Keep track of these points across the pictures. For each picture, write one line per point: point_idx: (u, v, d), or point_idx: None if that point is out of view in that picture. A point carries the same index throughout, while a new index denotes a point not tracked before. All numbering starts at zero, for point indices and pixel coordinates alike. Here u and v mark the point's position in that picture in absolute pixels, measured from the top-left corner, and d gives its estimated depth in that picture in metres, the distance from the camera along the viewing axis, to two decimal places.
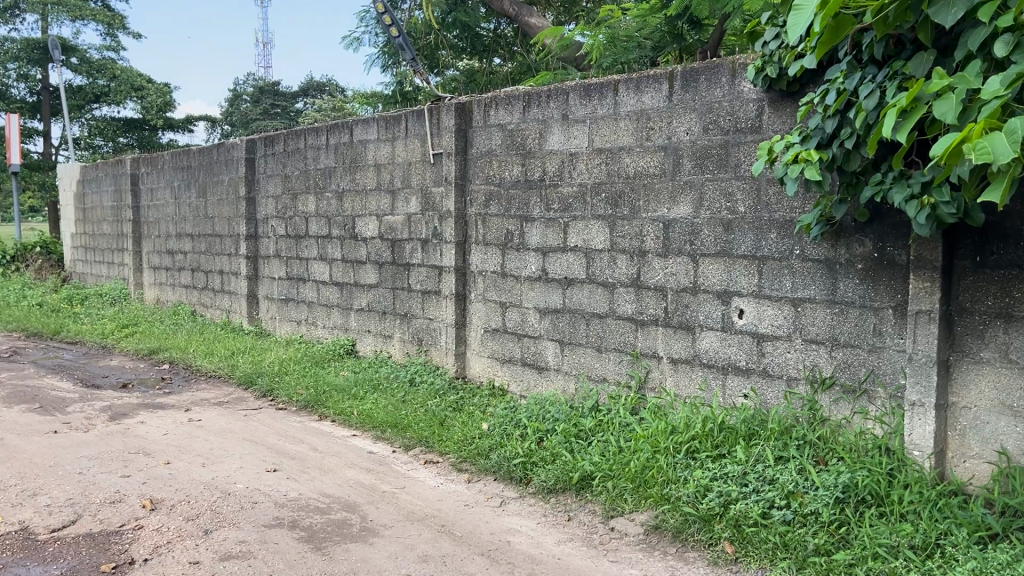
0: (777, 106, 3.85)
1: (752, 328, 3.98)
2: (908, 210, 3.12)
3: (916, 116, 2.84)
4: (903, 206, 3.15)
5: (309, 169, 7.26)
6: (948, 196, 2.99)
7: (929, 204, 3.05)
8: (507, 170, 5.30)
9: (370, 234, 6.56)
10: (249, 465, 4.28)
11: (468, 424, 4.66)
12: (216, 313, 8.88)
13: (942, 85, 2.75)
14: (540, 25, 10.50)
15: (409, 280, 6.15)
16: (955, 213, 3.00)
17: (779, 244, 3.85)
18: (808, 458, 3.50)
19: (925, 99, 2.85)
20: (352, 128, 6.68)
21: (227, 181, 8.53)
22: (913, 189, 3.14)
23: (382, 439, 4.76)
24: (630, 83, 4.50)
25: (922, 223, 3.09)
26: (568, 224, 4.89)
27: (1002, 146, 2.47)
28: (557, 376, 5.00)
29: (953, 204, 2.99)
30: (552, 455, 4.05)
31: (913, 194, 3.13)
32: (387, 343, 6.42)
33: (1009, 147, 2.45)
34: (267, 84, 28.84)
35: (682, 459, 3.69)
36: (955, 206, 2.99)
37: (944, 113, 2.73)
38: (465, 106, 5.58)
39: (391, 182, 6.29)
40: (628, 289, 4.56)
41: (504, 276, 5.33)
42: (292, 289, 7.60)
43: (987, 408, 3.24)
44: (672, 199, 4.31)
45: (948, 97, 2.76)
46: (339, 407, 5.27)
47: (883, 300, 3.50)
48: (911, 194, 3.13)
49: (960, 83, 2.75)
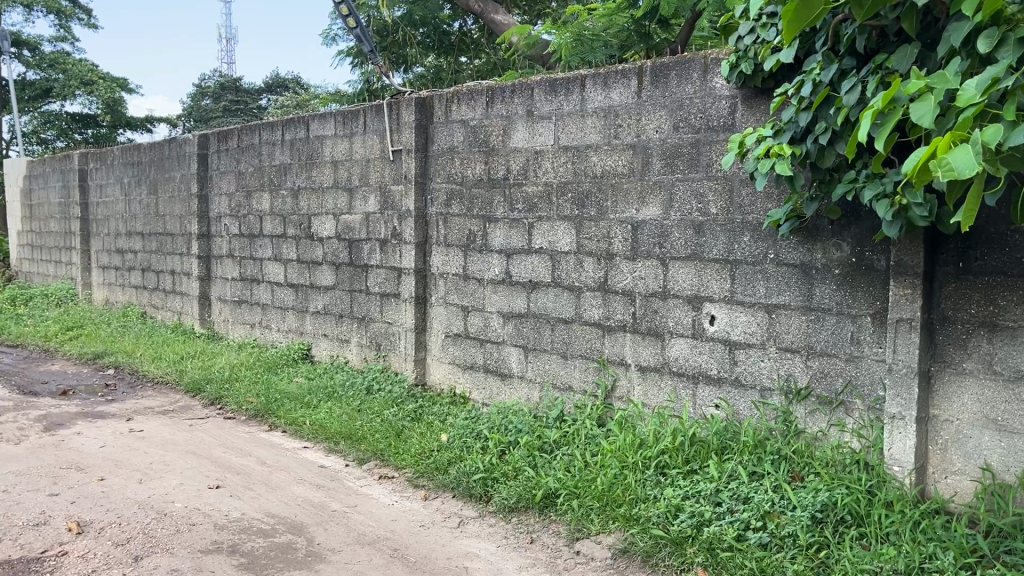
0: (751, 103, 3.67)
1: (723, 335, 3.80)
2: (879, 209, 2.97)
3: (894, 120, 2.55)
4: (874, 205, 2.99)
5: (264, 166, 6.95)
6: (920, 198, 2.80)
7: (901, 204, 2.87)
8: (469, 168, 5.06)
9: (326, 234, 6.28)
10: (191, 481, 3.99)
11: (427, 435, 4.41)
12: (167, 315, 8.51)
13: (920, 86, 2.44)
14: (506, 22, 10.28)
15: (367, 282, 5.88)
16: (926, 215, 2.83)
17: (753, 248, 3.68)
18: (784, 474, 3.32)
19: (903, 100, 2.59)
20: (308, 124, 6.40)
21: (178, 177, 8.18)
22: (885, 186, 2.97)
23: (335, 451, 4.50)
24: (597, 78, 4.30)
25: (892, 223, 2.95)
26: (532, 225, 4.67)
27: (965, 160, 2.16)
28: (521, 383, 4.78)
29: (925, 206, 2.82)
30: (514, 470, 3.83)
31: (884, 192, 2.96)
32: (344, 348, 6.15)
33: (973, 161, 2.14)
34: (228, 79, 28.23)
35: (652, 475, 3.49)
36: (928, 208, 2.82)
37: (922, 117, 2.42)
38: (426, 101, 5.35)
39: (349, 180, 6.02)
40: (594, 294, 4.35)
41: (466, 279, 5.10)
42: (245, 290, 7.28)
43: (969, 421, 3.09)
44: (641, 199, 4.12)
45: (927, 99, 2.45)
46: (291, 416, 5.00)
47: (861, 307, 3.34)
48: (883, 193, 2.97)
49: (939, 83, 2.45)
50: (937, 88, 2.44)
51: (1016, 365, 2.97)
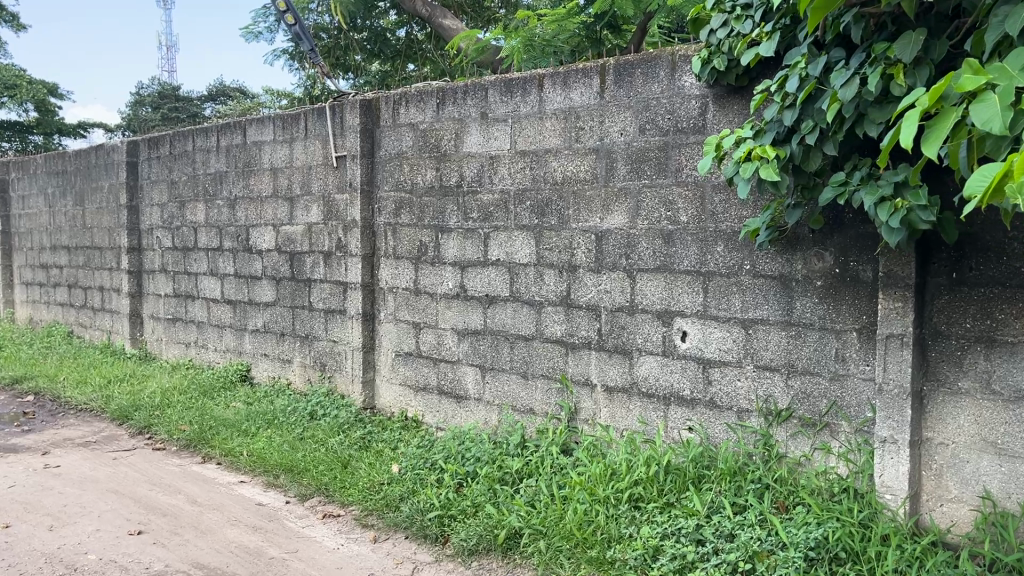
0: (723, 102, 3.42)
1: (696, 353, 3.52)
2: (880, 215, 2.69)
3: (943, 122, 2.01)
4: (872, 210, 2.72)
5: (198, 175, 6.51)
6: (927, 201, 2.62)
7: (903, 206, 2.65)
8: (419, 175, 4.72)
9: (265, 246, 5.87)
10: (108, 527, 3.55)
11: (376, 466, 4.04)
12: (95, 334, 7.95)
13: (978, 82, 1.92)
14: (454, 26, 9.92)
15: (311, 298, 5.48)
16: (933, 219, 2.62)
17: (727, 259, 3.41)
18: (768, 504, 3.06)
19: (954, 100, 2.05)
20: (245, 129, 5.98)
21: (106, 187, 7.65)
22: (883, 191, 2.72)
23: (274, 486, 4.11)
24: (556, 78, 4.01)
25: (895, 228, 2.66)
26: (488, 236, 4.35)
27: None
28: (478, 406, 4.44)
29: (931, 210, 2.63)
30: (473, 507, 3.49)
31: (882, 196, 2.71)
32: (286, 369, 5.73)
33: None
34: (167, 86, 27.32)
35: (626, 510, 3.19)
36: (932, 212, 2.63)
37: (988, 121, 1.92)
38: (372, 103, 5.00)
39: (289, 189, 5.63)
40: (556, 308, 4.05)
41: (418, 294, 4.75)
42: (179, 308, 6.80)
43: (966, 444, 2.85)
44: (605, 207, 3.83)
45: (989, 99, 1.95)
46: (226, 446, 4.58)
47: (846, 321, 3.09)
48: (881, 197, 2.71)
49: (1002, 81, 1.96)
50: (1001, 86, 1.95)
51: (1016, 383, 2.74)
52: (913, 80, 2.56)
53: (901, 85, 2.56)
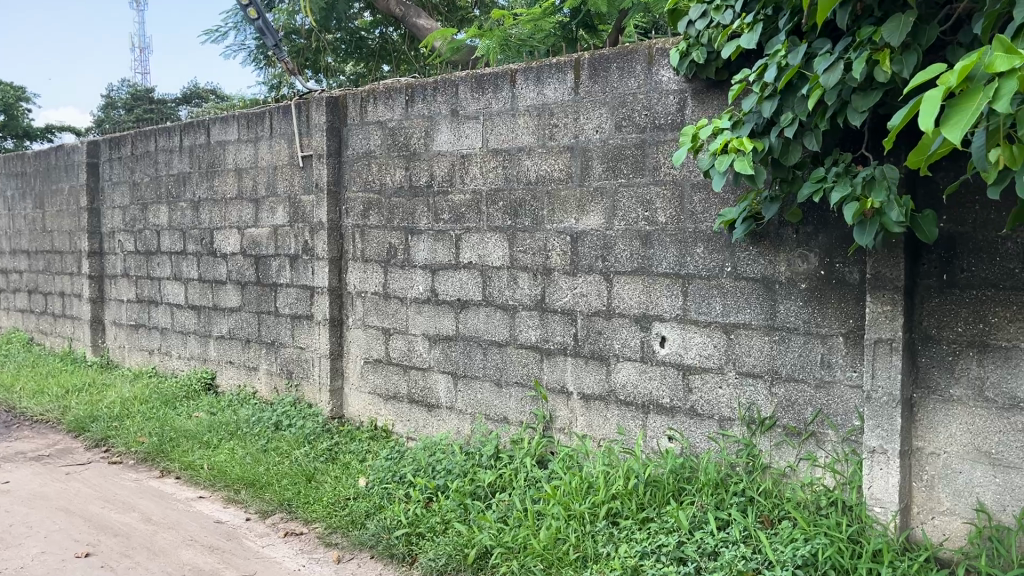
0: (702, 98, 3.27)
1: (675, 359, 3.37)
2: (847, 211, 2.59)
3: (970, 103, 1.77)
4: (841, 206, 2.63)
5: (160, 176, 6.27)
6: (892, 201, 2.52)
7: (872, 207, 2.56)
8: (388, 175, 4.54)
9: (230, 249, 5.65)
10: (54, 548, 3.34)
11: (342, 480, 3.85)
12: (56, 341, 7.67)
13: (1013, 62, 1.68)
14: (429, 26, 9.75)
15: (276, 303, 5.28)
16: (902, 222, 2.53)
17: (707, 261, 3.26)
18: (753, 519, 2.91)
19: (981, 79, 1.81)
20: (209, 128, 5.77)
21: (67, 189, 7.38)
22: (855, 186, 2.62)
23: (235, 502, 3.90)
24: (529, 74, 3.85)
25: (865, 230, 2.59)
26: (459, 238, 4.18)
27: None
28: (449, 415, 4.26)
29: (899, 209, 2.52)
30: (443, 524, 3.31)
31: (853, 192, 2.61)
32: (252, 377, 5.52)
33: None
34: (139, 88, 26.87)
35: (603, 527, 3.04)
36: (902, 212, 2.53)
37: None
38: (339, 101, 4.81)
39: (254, 190, 5.42)
40: (531, 313, 3.88)
41: (387, 298, 4.56)
42: (142, 314, 6.56)
43: (958, 455, 2.72)
44: (581, 207, 3.67)
45: None
46: (186, 459, 4.36)
47: (831, 325, 2.95)
48: (852, 194, 2.61)
49: None
50: None
51: (1011, 391, 2.61)
52: (899, 66, 2.43)
53: (886, 72, 2.44)
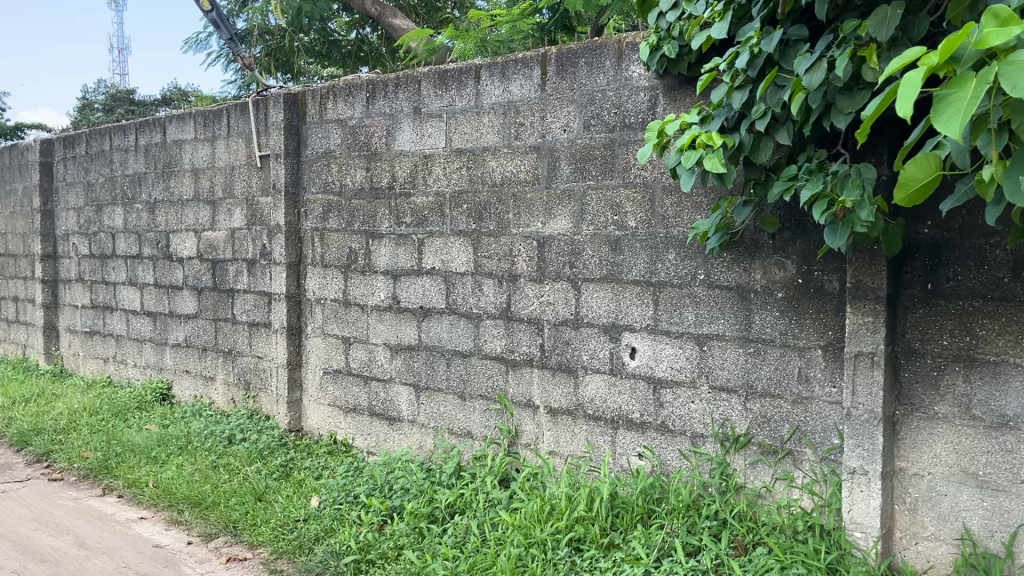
0: (674, 95, 3.09)
1: (645, 371, 3.18)
2: (816, 209, 2.42)
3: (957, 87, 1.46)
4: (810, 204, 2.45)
5: (115, 176, 6.01)
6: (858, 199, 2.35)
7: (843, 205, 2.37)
8: (349, 175, 4.32)
9: (186, 253, 5.40)
10: None
11: (294, 499, 3.63)
12: (8, 348, 7.36)
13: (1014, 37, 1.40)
14: (406, 26, 9.51)
15: (233, 309, 5.03)
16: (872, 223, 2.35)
17: (679, 267, 3.07)
18: (725, 546, 2.74)
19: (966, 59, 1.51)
20: (165, 127, 5.52)
21: (20, 190, 7.09)
22: (828, 184, 2.44)
23: (177, 523, 3.66)
24: (493, 69, 3.64)
25: (834, 233, 2.41)
26: (422, 242, 3.96)
27: None
28: (412, 428, 4.04)
29: (867, 207, 2.34)
30: (395, 551, 3.11)
31: (825, 191, 2.43)
32: (209, 387, 5.26)
33: None
34: (116, 89, 26.43)
35: (565, 555, 2.85)
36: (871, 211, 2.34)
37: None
38: (297, 98, 4.59)
39: (211, 191, 5.18)
40: (496, 322, 3.67)
41: (347, 305, 4.34)
42: (97, 320, 6.28)
43: (944, 476, 2.55)
44: (548, 211, 3.47)
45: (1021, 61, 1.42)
46: (130, 477, 4.11)
47: (809, 338, 2.77)
48: (822, 192, 2.44)
49: None
50: None
51: (999, 409, 2.44)
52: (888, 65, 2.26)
53: (874, 70, 2.26)
